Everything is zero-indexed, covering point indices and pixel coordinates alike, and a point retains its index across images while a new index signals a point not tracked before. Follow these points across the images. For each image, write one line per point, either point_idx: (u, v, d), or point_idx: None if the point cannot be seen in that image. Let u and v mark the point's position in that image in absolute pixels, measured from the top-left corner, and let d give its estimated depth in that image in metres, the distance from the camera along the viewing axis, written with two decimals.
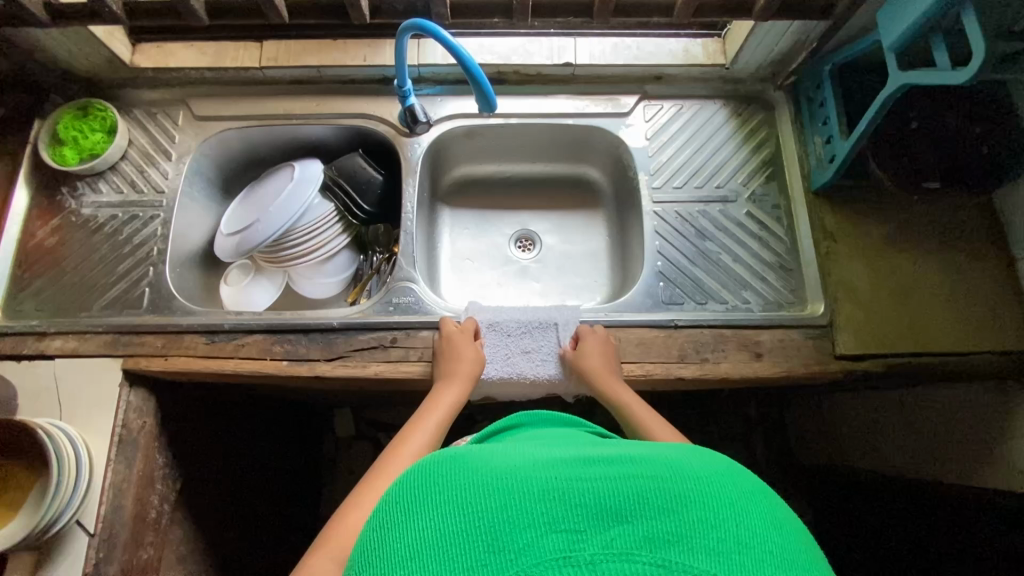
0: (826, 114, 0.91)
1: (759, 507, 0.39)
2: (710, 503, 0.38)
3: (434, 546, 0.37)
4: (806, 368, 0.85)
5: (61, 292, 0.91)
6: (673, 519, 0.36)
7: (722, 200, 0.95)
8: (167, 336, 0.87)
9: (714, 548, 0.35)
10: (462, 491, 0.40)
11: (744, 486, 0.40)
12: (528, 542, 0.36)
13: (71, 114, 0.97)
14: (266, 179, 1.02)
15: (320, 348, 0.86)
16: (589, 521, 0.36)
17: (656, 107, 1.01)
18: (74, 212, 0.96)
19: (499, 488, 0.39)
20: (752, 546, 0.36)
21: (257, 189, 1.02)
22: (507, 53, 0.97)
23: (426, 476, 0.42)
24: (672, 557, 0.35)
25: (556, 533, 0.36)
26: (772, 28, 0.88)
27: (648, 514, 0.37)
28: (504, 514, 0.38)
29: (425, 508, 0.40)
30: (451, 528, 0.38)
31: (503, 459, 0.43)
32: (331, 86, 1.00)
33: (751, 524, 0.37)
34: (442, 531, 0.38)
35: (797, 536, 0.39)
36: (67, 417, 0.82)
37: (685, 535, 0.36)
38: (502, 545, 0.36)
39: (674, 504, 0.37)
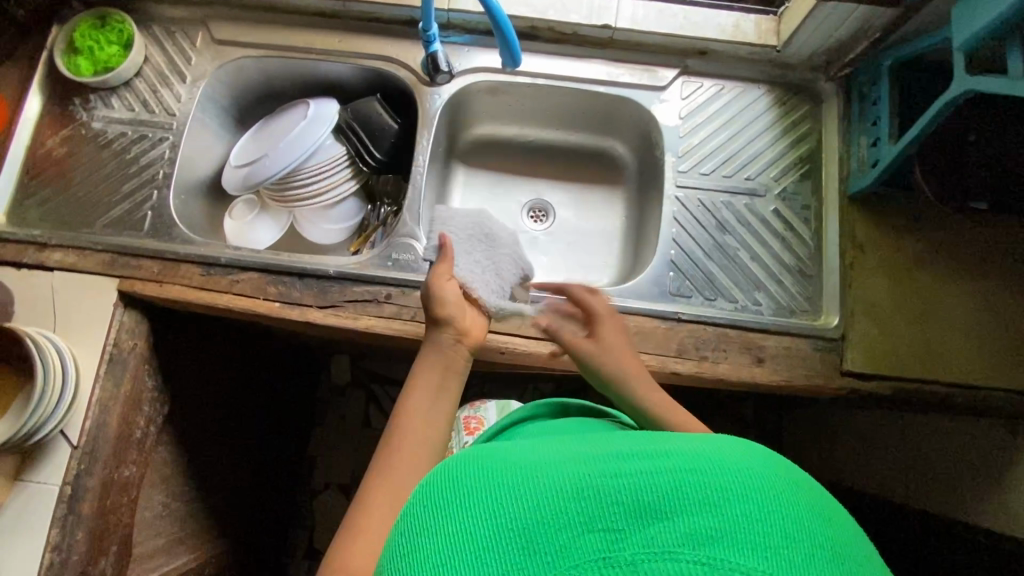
0: (878, 114, 0.84)
1: (806, 498, 0.34)
2: (758, 496, 0.32)
3: (458, 553, 0.33)
4: (809, 380, 0.81)
5: (65, 204, 0.91)
6: (719, 515, 0.31)
7: (750, 193, 0.90)
8: (163, 263, 0.86)
9: (765, 545, 0.30)
10: (486, 490, 0.35)
11: (791, 475, 0.35)
12: (561, 543, 0.31)
13: (89, 22, 0.94)
14: (282, 113, 0.99)
15: (313, 294, 0.84)
16: (628, 519, 0.31)
17: (694, 85, 0.94)
18: (84, 125, 0.94)
19: (526, 486, 0.34)
20: (807, 545, 0.31)
21: (271, 123, 0.99)
22: (544, 6, 0.91)
23: (447, 474, 0.38)
24: (723, 559, 0.29)
25: (591, 533, 0.31)
26: (834, 11, 0.80)
27: (693, 511, 0.31)
28: (534, 514, 0.33)
29: (449, 511, 0.35)
30: (476, 533, 0.33)
31: (530, 451, 0.38)
32: (355, 22, 0.95)
33: (802, 518, 0.32)
34: (470, 535, 0.33)
35: (845, 531, 0.34)
36: (61, 328, 0.83)
37: (738, 533, 0.30)
38: (535, 548, 0.31)
39: (723, 497, 0.32)
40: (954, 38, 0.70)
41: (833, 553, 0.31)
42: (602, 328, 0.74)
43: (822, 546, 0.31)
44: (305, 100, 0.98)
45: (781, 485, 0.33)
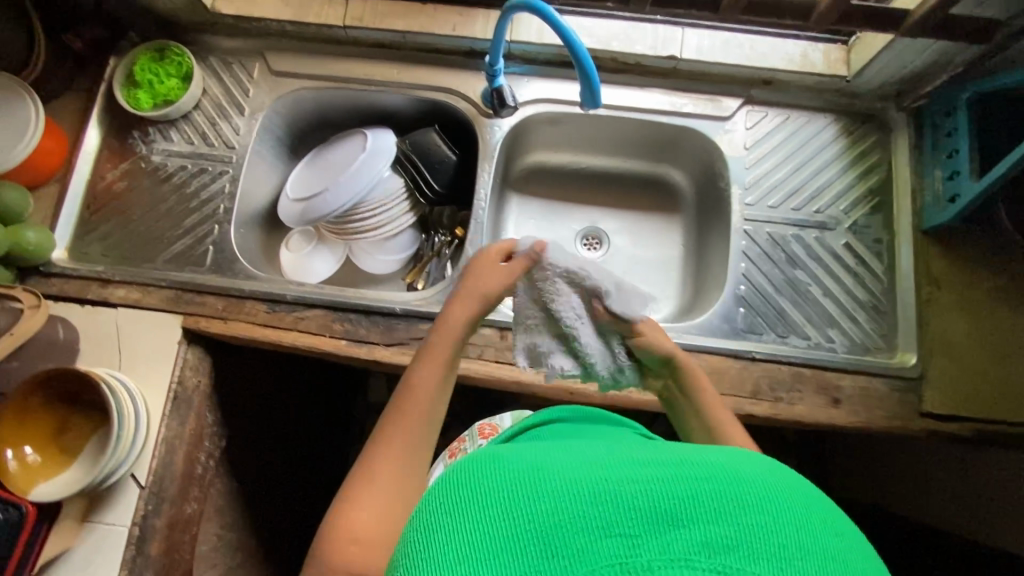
0: (955, 146, 0.81)
1: (818, 511, 0.33)
2: (771, 506, 0.31)
3: (467, 552, 0.31)
4: (889, 422, 0.79)
5: (126, 240, 0.90)
6: (738, 524, 0.30)
7: (820, 226, 0.88)
8: (228, 299, 0.86)
9: (780, 555, 0.30)
10: (496, 487, 0.33)
11: (797, 483, 0.35)
12: (574, 549, 0.30)
13: (149, 55, 0.94)
14: (337, 143, 0.98)
15: (380, 331, 0.84)
16: (643, 525, 0.30)
17: (759, 114, 0.92)
18: (144, 158, 0.94)
19: (536, 486, 0.33)
20: (829, 556, 0.30)
21: (326, 152, 0.98)
22: (607, 37, 0.90)
23: (453, 474, 0.36)
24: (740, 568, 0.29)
25: (607, 538, 0.30)
26: (912, 45, 0.79)
27: (708, 517, 0.30)
28: (544, 516, 0.31)
29: (457, 509, 0.33)
30: (488, 534, 0.31)
31: (538, 455, 0.36)
32: (413, 53, 0.94)
33: (814, 529, 0.31)
34: (478, 536, 0.32)
35: (858, 538, 0.33)
36: (127, 366, 0.83)
37: (753, 541, 0.30)
38: (547, 553, 0.30)
39: (739, 504, 0.31)
40: None
41: (846, 566, 0.31)
42: (660, 343, 0.68)
43: (839, 558, 0.31)
44: (361, 129, 0.97)
45: (798, 496, 0.33)
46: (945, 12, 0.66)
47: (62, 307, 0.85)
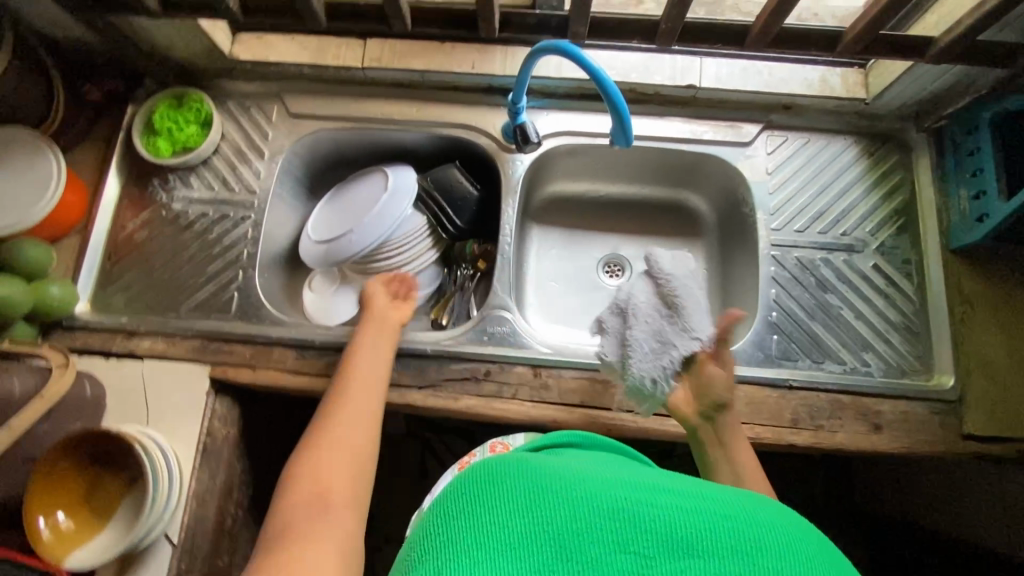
0: (979, 165, 0.82)
1: (833, 566, 0.36)
2: (787, 554, 0.35)
3: (497, 539, 0.35)
4: (932, 446, 0.78)
5: (149, 289, 0.89)
6: (753, 560, 0.34)
7: (848, 249, 0.88)
8: (256, 347, 0.85)
9: None
10: (526, 490, 0.37)
11: (817, 540, 0.38)
12: (593, 555, 0.34)
13: (167, 102, 0.93)
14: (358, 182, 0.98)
15: (412, 374, 0.83)
16: (660, 549, 0.34)
17: (779, 139, 0.92)
18: (164, 205, 0.93)
19: (564, 495, 0.37)
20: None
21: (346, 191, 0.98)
22: (626, 69, 0.90)
23: (494, 470, 0.39)
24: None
25: (624, 551, 0.35)
26: (934, 69, 0.79)
27: (719, 545, 0.35)
28: (573, 521, 0.35)
29: (487, 501, 0.37)
30: (519, 529, 0.35)
31: (563, 469, 0.40)
32: (432, 91, 0.94)
33: None
34: (510, 533, 0.35)
35: None
36: (155, 420, 0.81)
37: (758, 570, 0.34)
38: (568, 553, 0.34)
39: (747, 537, 0.35)
40: None
41: None
42: (715, 378, 0.73)
43: None
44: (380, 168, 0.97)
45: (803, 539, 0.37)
46: (972, 38, 0.66)
47: (87, 361, 0.84)
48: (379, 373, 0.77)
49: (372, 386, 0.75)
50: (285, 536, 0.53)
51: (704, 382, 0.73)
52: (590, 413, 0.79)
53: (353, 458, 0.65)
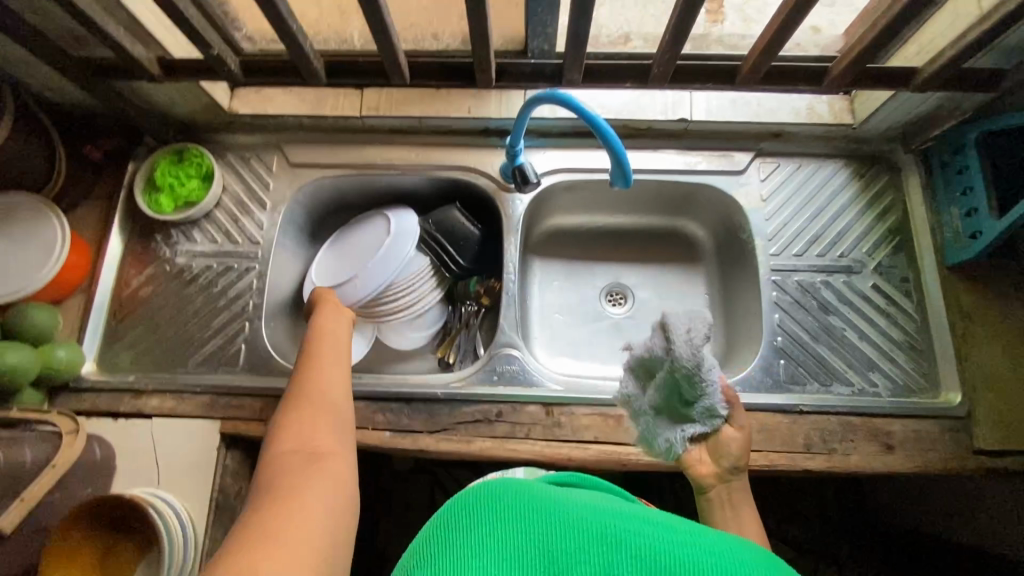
0: (968, 183, 0.84)
1: None
2: None
3: (488, 550, 0.38)
4: (945, 464, 0.79)
5: (155, 346, 0.89)
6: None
7: (846, 270, 0.89)
8: (265, 400, 0.84)
9: None
10: (526, 517, 0.39)
11: None
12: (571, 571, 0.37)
13: (168, 158, 0.94)
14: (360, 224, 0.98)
15: (423, 419, 0.82)
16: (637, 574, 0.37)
17: (771, 166, 0.95)
18: (167, 260, 0.93)
19: (562, 519, 0.39)
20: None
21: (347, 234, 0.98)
22: (618, 106, 0.92)
23: (499, 485, 0.42)
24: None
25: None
26: (917, 95, 0.81)
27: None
28: (561, 541, 0.38)
29: (490, 519, 0.39)
30: (516, 547, 0.38)
31: (569, 494, 0.42)
32: (430, 136, 0.96)
33: None
34: (502, 548, 0.38)
35: None
36: (166, 480, 0.80)
37: None
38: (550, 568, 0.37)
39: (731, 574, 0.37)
40: None
41: None
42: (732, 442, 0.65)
43: None
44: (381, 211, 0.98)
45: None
46: (952, 68, 0.69)
47: (95, 424, 0.83)
48: (345, 345, 0.77)
49: (341, 358, 0.75)
50: (276, 494, 0.53)
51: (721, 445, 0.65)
52: (605, 449, 0.79)
53: (333, 421, 0.65)
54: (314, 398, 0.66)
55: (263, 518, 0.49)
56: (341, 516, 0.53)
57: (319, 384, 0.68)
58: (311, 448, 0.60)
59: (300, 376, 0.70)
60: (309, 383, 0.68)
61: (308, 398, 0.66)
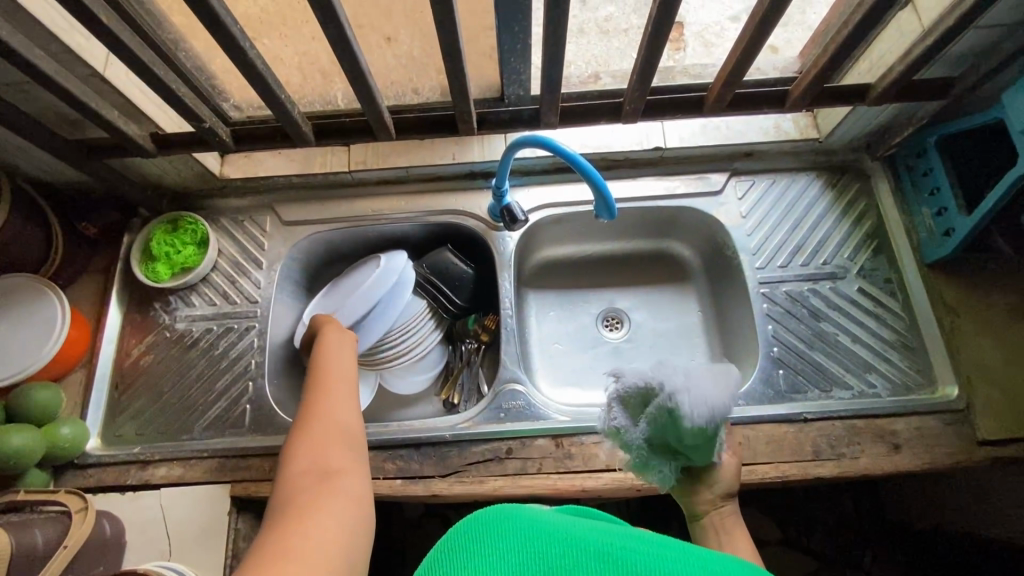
0: (934, 183, 0.88)
1: None
2: None
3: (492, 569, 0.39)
4: (952, 458, 0.80)
5: (159, 413, 0.89)
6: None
7: (831, 276, 0.92)
8: (273, 459, 0.84)
9: None
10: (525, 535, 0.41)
11: None
12: None
13: (163, 227, 0.96)
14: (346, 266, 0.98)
15: (434, 463, 0.82)
16: None
17: (747, 183, 0.98)
18: (168, 327, 0.94)
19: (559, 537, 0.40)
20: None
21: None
22: (595, 141, 0.96)
23: (508, 508, 0.43)
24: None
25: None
26: (875, 107, 0.86)
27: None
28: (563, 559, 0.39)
29: (497, 538, 0.41)
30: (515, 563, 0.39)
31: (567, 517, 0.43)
32: (417, 184, 0.99)
33: None
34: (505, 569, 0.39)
35: None
36: (178, 552, 0.79)
37: None
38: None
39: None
40: (1003, 117, 0.74)
41: None
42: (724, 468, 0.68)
43: None
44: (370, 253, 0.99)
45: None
46: (904, 82, 0.73)
47: (103, 499, 0.82)
48: (351, 365, 0.76)
49: (347, 375, 0.74)
50: (286, 515, 0.53)
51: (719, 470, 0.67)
52: (617, 476, 0.80)
53: (344, 437, 0.64)
54: (322, 416, 0.66)
55: (274, 541, 0.49)
56: (352, 534, 0.52)
57: (326, 400, 0.68)
58: (321, 466, 0.60)
59: (308, 397, 0.69)
60: (317, 401, 0.68)
61: (317, 415, 0.66)
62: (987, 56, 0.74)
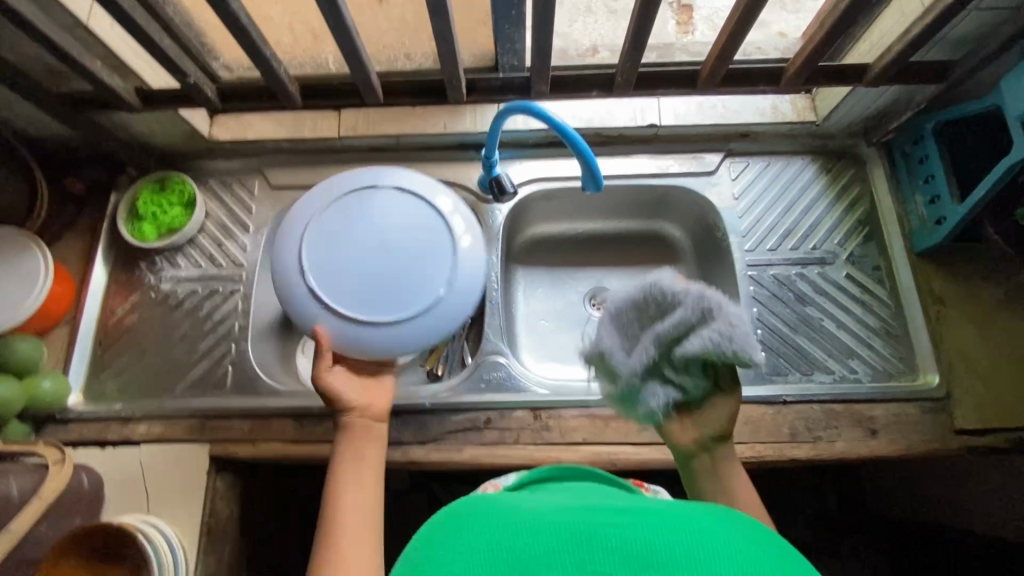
0: (929, 171, 0.86)
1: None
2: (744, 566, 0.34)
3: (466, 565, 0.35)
4: (927, 445, 0.80)
5: (142, 372, 0.89)
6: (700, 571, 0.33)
7: (820, 262, 0.92)
8: (253, 420, 0.84)
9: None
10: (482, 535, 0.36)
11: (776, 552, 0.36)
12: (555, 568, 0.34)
13: (150, 187, 0.95)
14: (398, 202, 0.71)
15: (413, 430, 0.83)
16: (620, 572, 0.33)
17: (741, 164, 0.97)
18: (153, 287, 0.94)
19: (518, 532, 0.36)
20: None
21: (375, 205, 0.71)
22: (589, 116, 0.95)
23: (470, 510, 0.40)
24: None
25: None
26: (873, 90, 0.84)
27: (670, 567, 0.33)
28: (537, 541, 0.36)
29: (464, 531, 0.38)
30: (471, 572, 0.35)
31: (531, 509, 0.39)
32: (408, 152, 0.98)
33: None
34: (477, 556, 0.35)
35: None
36: (156, 507, 0.80)
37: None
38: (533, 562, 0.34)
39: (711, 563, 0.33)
40: (1001, 105, 0.73)
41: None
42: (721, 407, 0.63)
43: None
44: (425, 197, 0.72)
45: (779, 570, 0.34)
46: (901, 63, 0.72)
47: (83, 453, 0.82)
48: (379, 436, 0.71)
49: (376, 446, 0.71)
50: None
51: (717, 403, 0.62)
52: (593, 449, 0.80)
53: (368, 540, 0.62)
54: (348, 506, 0.64)
55: None
56: None
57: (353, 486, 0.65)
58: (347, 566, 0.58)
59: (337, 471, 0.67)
60: (346, 483, 0.66)
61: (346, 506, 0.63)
62: (988, 40, 0.72)
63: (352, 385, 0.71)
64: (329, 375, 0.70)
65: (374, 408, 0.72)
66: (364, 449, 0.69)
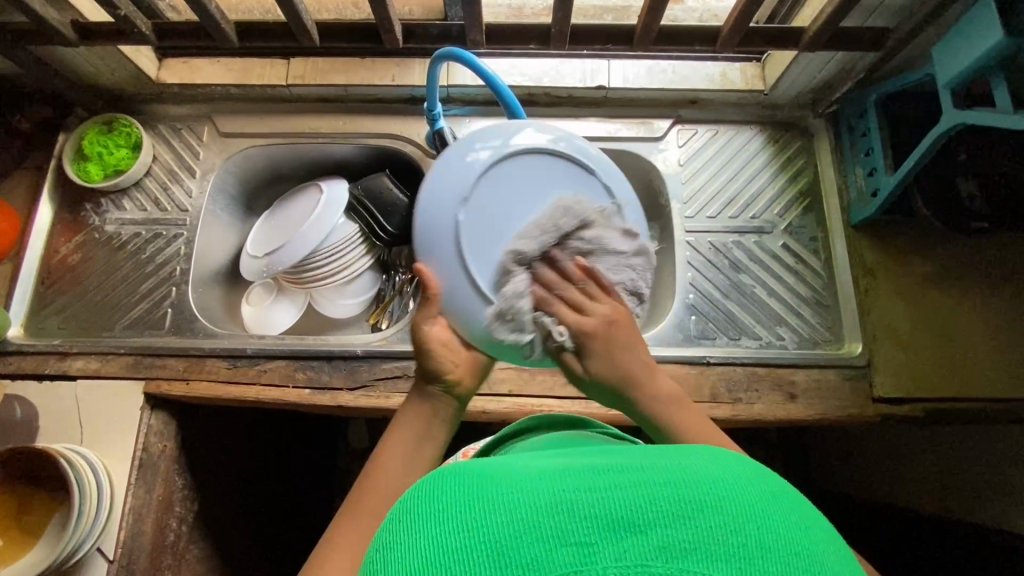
0: (870, 145, 0.87)
1: (785, 507, 0.30)
2: (731, 503, 0.29)
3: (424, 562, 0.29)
4: (844, 411, 0.82)
5: (84, 310, 0.91)
6: (694, 523, 0.28)
7: (758, 230, 0.93)
8: (188, 360, 0.86)
9: (738, 553, 0.27)
10: (449, 504, 0.31)
11: (762, 482, 0.32)
12: (536, 555, 0.27)
13: (97, 128, 0.95)
14: (547, 167, 0.59)
15: (343, 376, 0.84)
16: (599, 531, 0.28)
17: (689, 131, 0.98)
18: (97, 229, 0.95)
19: (490, 501, 0.30)
20: (788, 567, 0.28)
21: (524, 164, 0.59)
22: (539, 74, 0.94)
23: (421, 494, 0.33)
24: (692, 571, 0.27)
25: (564, 547, 0.28)
26: (814, 59, 0.84)
27: (667, 522, 0.28)
28: (510, 523, 0.29)
29: (426, 519, 0.31)
30: (440, 548, 0.29)
31: (513, 466, 0.33)
32: (357, 104, 0.98)
33: (778, 527, 0.29)
34: (438, 548, 0.29)
35: (822, 526, 0.32)
36: (88, 439, 0.81)
37: (699, 535, 0.28)
38: (508, 558, 0.28)
39: (700, 514, 0.28)
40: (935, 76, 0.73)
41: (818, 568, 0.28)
42: (610, 356, 0.54)
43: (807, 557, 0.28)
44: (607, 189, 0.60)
45: (775, 512, 0.30)
46: (831, 28, 0.72)
47: (19, 384, 0.84)
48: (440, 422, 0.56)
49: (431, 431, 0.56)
50: None
51: (604, 365, 0.54)
52: (518, 401, 0.82)
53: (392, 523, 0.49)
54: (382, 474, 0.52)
55: None
56: None
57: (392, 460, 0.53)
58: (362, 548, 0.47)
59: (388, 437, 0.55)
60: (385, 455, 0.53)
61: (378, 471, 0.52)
62: (919, 7, 0.72)
63: (444, 350, 0.57)
64: (429, 330, 0.57)
65: (460, 385, 0.58)
66: (432, 427, 0.56)
